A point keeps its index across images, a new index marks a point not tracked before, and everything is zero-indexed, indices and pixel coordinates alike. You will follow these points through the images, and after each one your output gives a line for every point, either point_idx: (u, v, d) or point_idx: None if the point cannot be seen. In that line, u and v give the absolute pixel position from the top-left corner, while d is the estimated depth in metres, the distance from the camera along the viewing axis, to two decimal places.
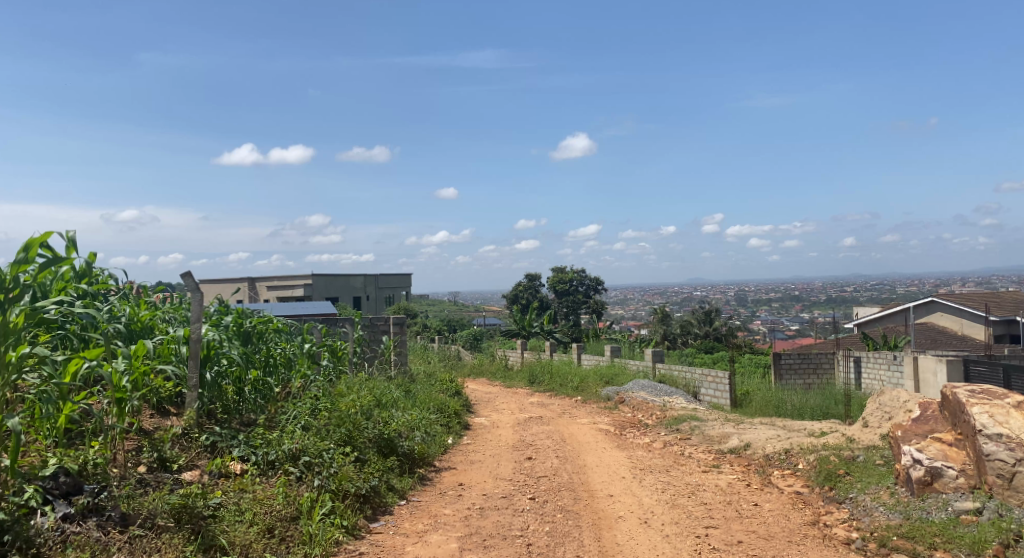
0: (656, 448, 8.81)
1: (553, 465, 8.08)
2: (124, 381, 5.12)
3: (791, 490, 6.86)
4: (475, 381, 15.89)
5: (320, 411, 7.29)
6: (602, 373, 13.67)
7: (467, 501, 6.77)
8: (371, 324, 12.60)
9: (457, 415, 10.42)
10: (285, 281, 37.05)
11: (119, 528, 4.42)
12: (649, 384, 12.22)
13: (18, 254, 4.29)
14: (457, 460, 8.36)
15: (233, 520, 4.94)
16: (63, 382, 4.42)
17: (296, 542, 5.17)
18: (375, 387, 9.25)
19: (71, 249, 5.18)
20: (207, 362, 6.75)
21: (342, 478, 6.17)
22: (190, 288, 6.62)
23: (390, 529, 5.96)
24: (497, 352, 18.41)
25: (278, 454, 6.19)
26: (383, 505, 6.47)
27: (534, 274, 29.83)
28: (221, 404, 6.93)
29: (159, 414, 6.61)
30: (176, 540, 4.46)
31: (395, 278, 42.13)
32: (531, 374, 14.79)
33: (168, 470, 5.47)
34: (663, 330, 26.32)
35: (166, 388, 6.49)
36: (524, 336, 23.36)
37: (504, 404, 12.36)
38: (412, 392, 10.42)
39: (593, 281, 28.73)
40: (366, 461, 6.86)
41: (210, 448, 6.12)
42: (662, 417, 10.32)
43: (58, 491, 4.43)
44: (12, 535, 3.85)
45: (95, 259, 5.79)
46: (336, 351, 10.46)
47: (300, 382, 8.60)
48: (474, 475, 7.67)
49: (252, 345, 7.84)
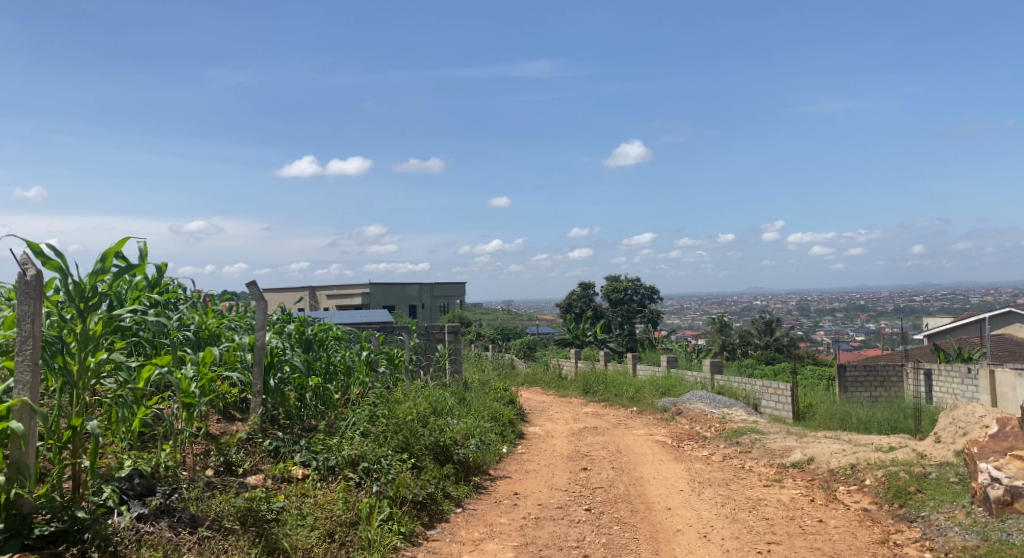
0: (715, 461, 8.65)
1: (608, 476, 8.02)
2: (193, 387, 5.29)
3: (858, 506, 6.66)
4: (529, 390, 15.91)
5: (378, 418, 7.40)
6: (658, 383, 13.51)
7: (523, 510, 6.77)
8: (426, 332, 12.74)
9: (511, 424, 10.44)
10: (343, 290, 37.83)
11: (189, 529, 4.54)
12: (707, 395, 12.02)
13: (96, 264, 4.49)
14: (512, 470, 8.36)
15: (296, 524, 5.06)
16: (137, 386, 4.58)
17: (357, 548, 5.25)
18: (430, 395, 9.32)
19: (144, 259, 5.38)
20: (270, 368, 6.97)
21: (400, 484, 6.23)
22: (255, 296, 6.80)
23: (448, 536, 6.00)
24: (551, 361, 18.39)
25: (337, 460, 6.32)
26: (440, 513, 6.51)
27: (587, 283, 29.66)
28: (283, 409, 7.10)
29: (226, 419, 6.83)
30: (242, 542, 4.56)
31: (450, 286, 42.48)
32: (586, 383, 14.72)
33: (234, 474, 5.63)
34: (721, 340, 25.83)
35: (232, 394, 6.73)
36: (577, 345, 23.26)
37: (558, 413, 12.33)
38: (467, 400, 10.47)
39: (649, 290, 28.45)
40: (423, 468, 6.94)
41: (273, 453, 6.30)
42: (721, 429, 10.14)
43: (133, 491, 4.58)
44: (91, 534, 3.92)
45: (167, 268, 5.98)
46: (393, 358, 10.60)
47: (358, 390, 8.74)
48: (529, 485, 7.66)
49: (313, 352, 8.03)
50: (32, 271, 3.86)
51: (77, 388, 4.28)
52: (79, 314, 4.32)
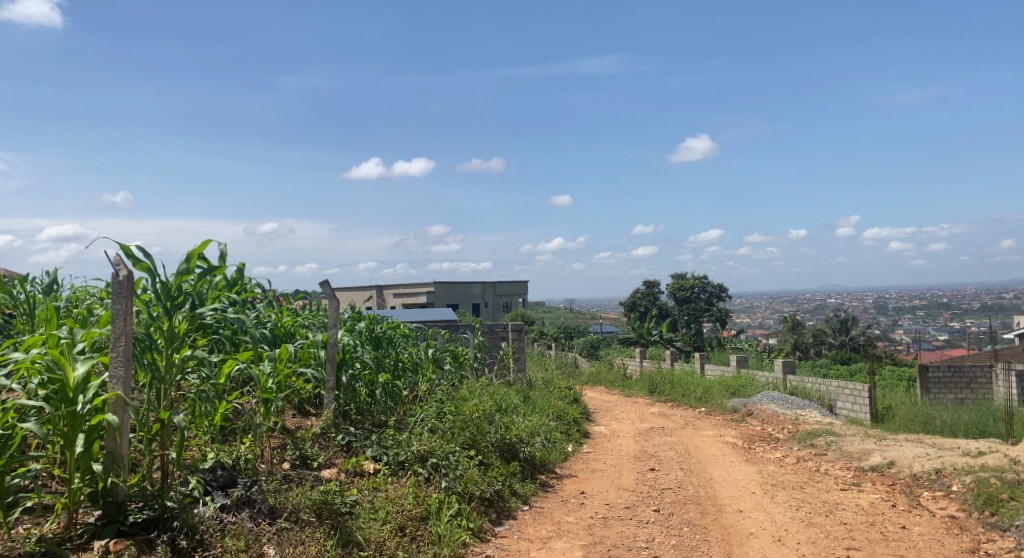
0: (788, 463, 8.43)
1: (677, 477, 7.90)
2: (270, 383, 5.46)
3: (943, 513, 6.39)
4: (593, 390, 15.82)
5: (446, 414, 7.50)
6: (727, 384, 13.22)
7: (590, 510, 6.73)
8: (490, 331, 12.80)
9: (576, 423, 10.40)
10: (409, 289, 38.40)
11: (268, 520, 4.66)
12: (779, 396, 11.71)
13: (181, 264, 4.67)
14: (578, 469, 8.33)
15: (369, 517, 5.13)
16: (219, 382, 4.75)
17: (427, 542, 5.32)
18: (495, 393, 9.37)
19: (224, 260, 5.55)
20: (342, 365, 7.13)
21: (468, 481, 6.28)
22: (328, 295, 6.95)
23: (515, 533, 6.01)
24: (616, 360, 18.23)
25: (407, 455, 6.40)
26: (508, 509, 6.53)
27: (652, 281, 29.28)
28: (355, 405, 7.25)
29: (301, 414, 7.03)
30: (318, 534, 4.66)
31: (513, 285, 42.57)
32: (652, 383, 14.55)
33: (309, 467, 5.78)
34: (793, 339, 25.13)
35: (307, 390, 6.91)
36: (642, 344, 22.99)
37: (623, 413, 12.21)
38: (532, 398, 10.48)
39: (717, 289, 27.89)
40: (490, 465, 6.98)
41: (346, 448, 6.42)
42: (794, 430, 9.87)
43: (216, 483, 4.74)
44: (179, 522, 4.06)
45: (245, 268, 6.16)
46: (458, 356, 10.68)
47: (425, 387, 8.86)
48: (596, 484, 7.62)
49: (383, 349, 8.16)
50: (123, 271, 4.03)
51: (164, 383, 4.45)
52: (166, 313, 4.50)
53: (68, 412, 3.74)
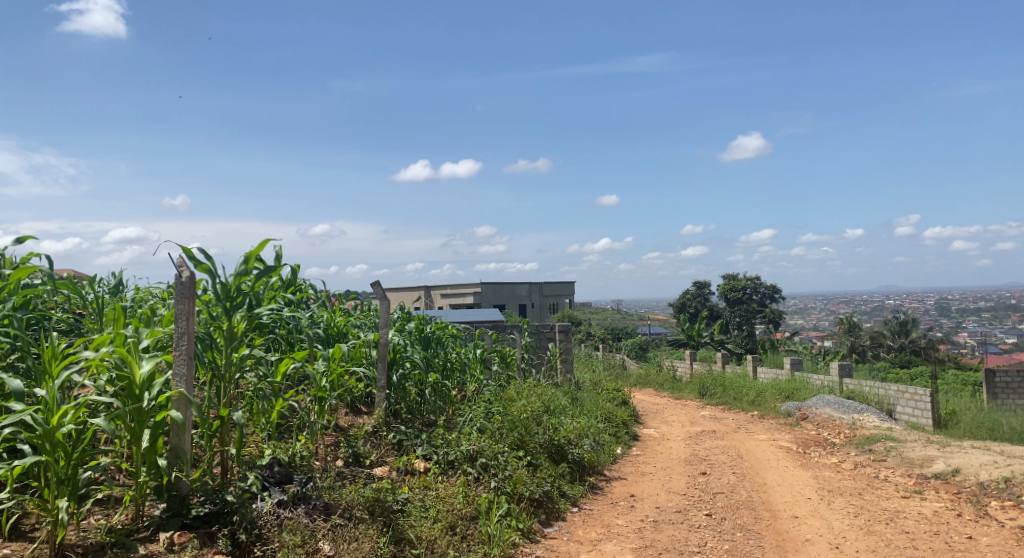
0: (846, 469, 8.21)
1: (729, 481, 7.77)
2: (325, 382, 5.55)
3: (1013, 524, 6.14)
4: (642, 392, 15.66)
5: (494, 415, 7.51)
6: (781, 386, 12.94)
7: (640, 513, 6.66)
8: (538, 331, 12.78)
9: (625, 425, 10.31)
10: (456, 289, 38.62)
11: (323, 516, 4.72)
12: (835, 399, 11.41)
13: (240, 266, 4.78)
14: (627, 471, 8.24)
15: (420, 515, 5.16)
16: (275, 380, 4.84)
17: (477, 541, 5.33)
18: (543, 394, 9.34)
19: (279, 261, 5.66)
20: (393, 364, 7.20)
21: (517, 481, 6.27)
22: (379, 295, 7.03)
23: (565, 535, 5.98)
24: (665, 362, 18.03)
25: (457, 454, 6.42)
26: (557, 511, 6.50)
27: (702, 282, 28.86)
28: (405, 404, 7.31)
29: (353, 412, 7.13)
30: (371, 531, 4.70)
31: (560, 285, 42.46)
32: (702, 385, 14.33)
33: (362, 465, 5.85)
34: (849, 341, 24.49)
35: (359, 389, 6.99)
36: (692, 346, 22.67)
37: (673, 416, 12.06)
38: (579, 400, 10.43)
39: (770, 289, 27.34)
40: (538, 466, 6.96)
41: (397, 446, 6.48)
42: (851, 435, 9.60)
43: (273, 479, 4.82)
44: (239, 516, 4.14)
45: (300, 269, 6.27)
46: (506, 356, 10.68)
47: (473, 387, 8.88)
48: (645, 487, 7.53)
49: (432, 349, 8.21)
50: (186, 272, 4.14)
51: (224, 381, 4.56)
52: (226, 313, 4.60)
53: (134, 408, 3.85)
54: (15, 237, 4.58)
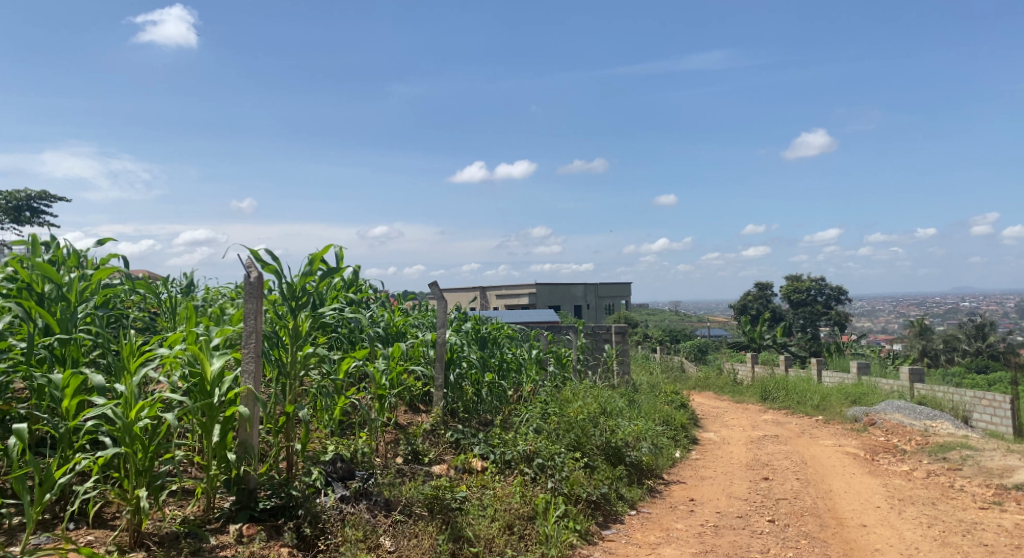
0: (917, 478, 7.89)
1: (793, 487, 7.55)
2: (385, 380, 5.60)
3: None
4: (701, 395, 15.40)
5: (550, 415, 7.48)
6: (848, 391, 12.54)
7: (700, 517, 6.53)
8: (594, 332, 12.68)
9: (684, 428, 10.14)
10: (512, 290, 38.70)
11: (384, 512, 4.76)
12: (905, 405, 11.00)
13: (304, 266, 4.86)
14: (686, 475, 8.10)
15: (478, 514, 5.16)
16: (338, 377, 4.91)
17: (534, 542, 5.30)
18: (600, 395, 9.26)
19: (341, 262, 5.74)
20: (450, 364, 7.24)
21: (574, 482, 6.21)
22: (437, 295, 7.07)
23: (623, 538, 5.90)
24: (726, 365, 17.68)
25: (514, 454, 6.39)
26: (615, 513, 6.41)
27: (764, 283, 28.24)
28: (462, 403, 7.33)
29: (412, 411, 7.19)
30: (430, 528, 4.71)
31: (617, 286, 42.12)
32: (764, 389, 13.99)
33: (421, 462, 5.89)
34: (921, 344, 23.62)
35: (417, 388, 7.04)
36: (753, 348, 22.18)
37: (733, 420, 11.81)
38: (637, 402, 10.30)
39: (835, 290, 26.55)
40: (595, 468, 6.89)
41: (455, 445, 6.50)
42: (923, 443, 9.23)
43: (336, 474, 4.88)
44: (303, 510, 4.22)
45: (361, 270, 6.34)
46: (562, 357, 10.62)
47: (529, 387, 8.85)
48: (705, 492, 7.38)
49: (488, 349, 8.22)
50: (254, 272, 4.23)
51: (290, 378, 4.64)
52: (292, 312, 4.69)
53: (206, 404, 3.94)
54: (96, 239, 4.76)
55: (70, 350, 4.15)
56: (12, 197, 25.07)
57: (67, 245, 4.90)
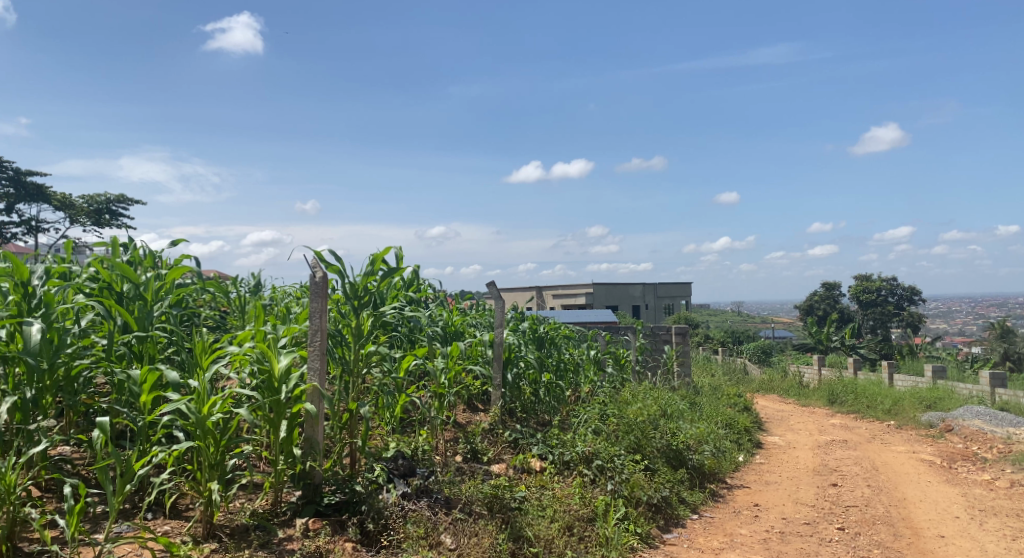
0: (999, 488, 7.48)
1: (863, 494, 7.25)
2: (445, 378, 5.58)
3: None
4: (765, 398, 14.99)
5: (609, 417, 7.36)
6: (922, 395, 12.02)
7: (766, 523, 6.32)
8: (653, 333, 12.46)
9: (747, 432, 9.87)
10: (570, 290, 38.52)
11: (445, 510, 4.73)
12: (985, 411, 10.47)
13: (366, 266, 4.89)
14: (750, 480, 7.87)
15: (537, 514, 5.09)
16: (399, 375, 4.92)
17: (595, 543, 5.20)
18: (660, 397, 9.09)
19: (401, 262, 5.76)
20: (508, 363, 7.21)
21: (635, 485, 6.08)
22: (494, 295, 7.04)
23: (685, 542, 5.75)
24: (791, 367, 17.18)
25: (572, 455, 6.30)
26: (676, 517, 6.26)
27: (832, 283, 27.38)
28: (520, 403, 7.28)
29: (470, 410, 7.18)
30: (490, 527, 4.65)
31: (677, 286, 41.49)
32: (832, 392, 13.53)
33: (479, 461, 5.86)
34: (1002, 347, 22.51)
35: (475, 386, 7.02)
36: (819, 350, 21.50)
37: (799, 424, 11.45)
38: (698, 404, 10.08)
39: (908, 290, 25.53)
40: (656, 471, 6.74)
41: (513, 444, 6.46)
42: (1005, 451, 8.76)
43: (398, 471, 4.88)
44: (366, 506, 4.22)
45: (420, 270, 6.36)
46: (620, 358, 10.47)
47: (587, 388, 8.75)
48: (771, 497, 7.15)
49: (546, 349, 8.14)
50: (319, 272, 4.27)
51: (353, 375, 4.67)
52: (354, 310, 4.73)
53: (273, 400, 3.98)
54: (168, 239, 4.89)
55: (147, 347, 4.26)
56: (93, 200, 26.20)
57: (144, 247, 5.05)
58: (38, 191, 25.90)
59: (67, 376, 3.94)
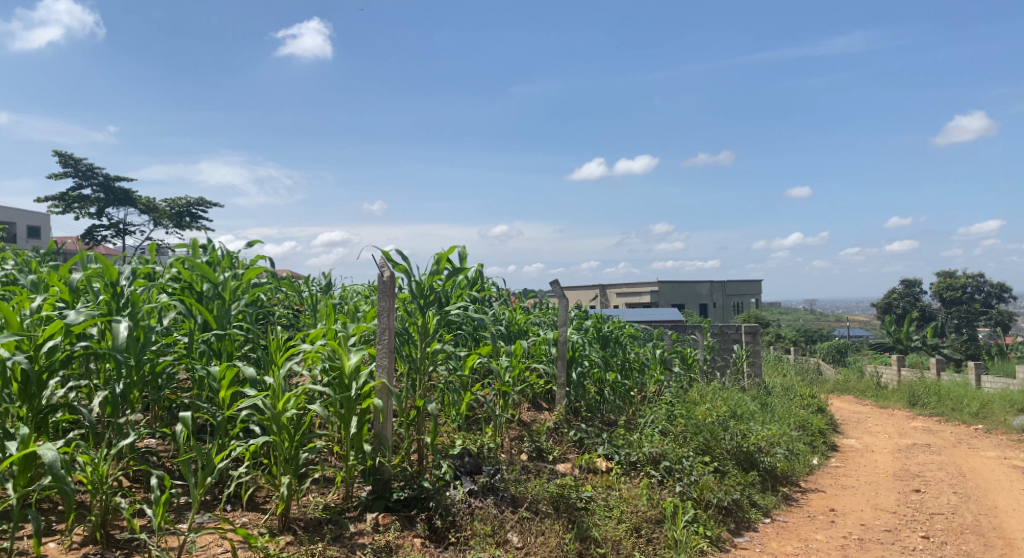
0: None
1: (949, 501, 6.90)
2: (510, 377, 5.56)
3: None
4: (841, 399, 14.48)
5: (677, 417, 7.21)
6: (1013, 398, 11.39)
7: (843, 529, 6.08)
8: (722, 332, 12.19)
9: (822, 434, 9.53)
10: (636, 288, 38.12)
11: (511, 509, 4.69)
12: None
13: (432, 265, 4.90)
14: (826, 484, 7.59)
15: (604, 515, 5.02)
16: (465, 374, 4.92)
17: (663, 546, 5.09)
18: (729, 398, 8.86)
19: (466, 261, 5.76)
20: (572, 362, 7.15)
21: (704, 487, 5.93)
22: (558, 294, 6.98)
23: (757, 546, 5.57)
24: (868, 368, 16.55)
25: (639, 456, 6.18)
26: (748, 521, 6.08)
27: (912, 280, 26.28)
28: (585, 402, 7.19)
29: (534, 408, 7.14)
30: (556, 526, 4.58)
31: (747, 284, 40.53)
32: (913, 394, 12.96)
33: (545, 460, 5.82)
34: None
35: (540, 385, 6.98)
36: (898, 349, 20.65)
37: (878, 426, 11.00)
38: (770, 405, 9.79)
39: (996, 287, 24.28)
40: (726, 473, 6.57)
41: (578, 444, 6.39)
42: None
43: (464, 468, 4.88)
44: (434, 503, 4.24)
45: (484, 269, 6.36)
46: (687, 357, 10.26)
47: (654, 388, 8.60)
48: (848, 502, 6.88)
49: (611, 348, 8.03)
50: (387, 271, 4.29)
51: (420, 373, 4.69)
52: (420, 309, 4.76)
53: (343, 397, 4.02)
54: (243, 239, 5.02)
55: (226, 345, 4.37)
56: (175, 204, 27.30)
57: (222, 248, 5.19)
58: (125, 195, 27.11)
59: (152, 372, 4.05)
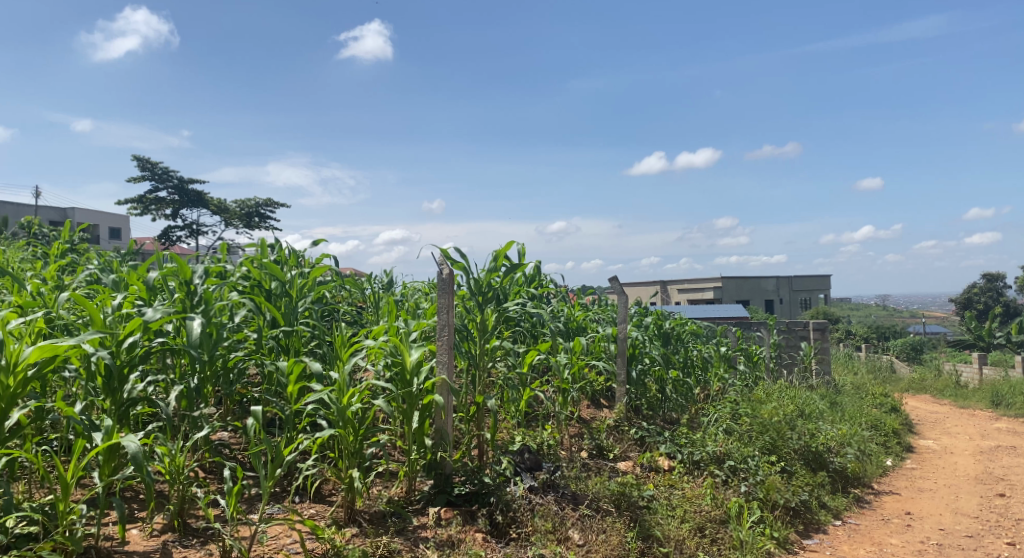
0: None
1: None
2: (569, 373, 5.56)
3: None
4: (917, 398, 13.93)
5: (742, 415, 7.08)
6: None
7: (920, 534, 5.87)
8: (788, 330, 11.89)
9: (896, 435, 9.20)
10: (700, 284, 37.51)
11: (572, 505, 4.69)
12: None
13: (489, 262, 4.94)
14: (901, 486, 7.32)
15: (667, 514, 4.96)
16: (524, 370, 4.95)
17: (729, 546, 4.98)
18: (797, 396, 8.64)
19: (524, 258, 5.79)
20: (632, 360, 7.10)
21: (771, 487, 5.80)
22: (617, 290, 6.94)
23: (827, 549, 5.42)
24: (947, 366, 15.88)
25: (703, 455, 6.05)
26: (817, 523, 5.93)
27: (994, 274, 25.09)
28: (646, 401, 7.11)
29: (595, 406, 7.12)
30: (618, 524, 4.56)
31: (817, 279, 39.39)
32: (996, 394, 12.38)
33: (605, 458, 5.82)
34: None
35: (599, 382, 6.95)
36: (979, 347, 19.74)
37: (957, 427, 10.55)
38: (840, 404, 9.51)
39: None
40: (794, 473, 6.42)
41: (639, 442, 6.34)
42: None
43: (524, 465, 4.91)
44: (495, 498, 4.27)
45: (542, 266, 6.37)
46: (752, 355, 10.06)
47: (717, 385, 8.45)
48: (925, 506, 6.63)
49: (672, 345, 7.93)
50: (446, 269, 4.35)
51: (479, 369, 4.73)
52: (479, 306, 4.81)
53: (406, 392, 4.09)
54: (307, 239, 5.17)
55: (292, 341, 4.49)
56: (244, 205, 28.17)
57: (288, 247, 5.35)
58: (198, 197, 28.13)
59: (224, 367, 4.20)
